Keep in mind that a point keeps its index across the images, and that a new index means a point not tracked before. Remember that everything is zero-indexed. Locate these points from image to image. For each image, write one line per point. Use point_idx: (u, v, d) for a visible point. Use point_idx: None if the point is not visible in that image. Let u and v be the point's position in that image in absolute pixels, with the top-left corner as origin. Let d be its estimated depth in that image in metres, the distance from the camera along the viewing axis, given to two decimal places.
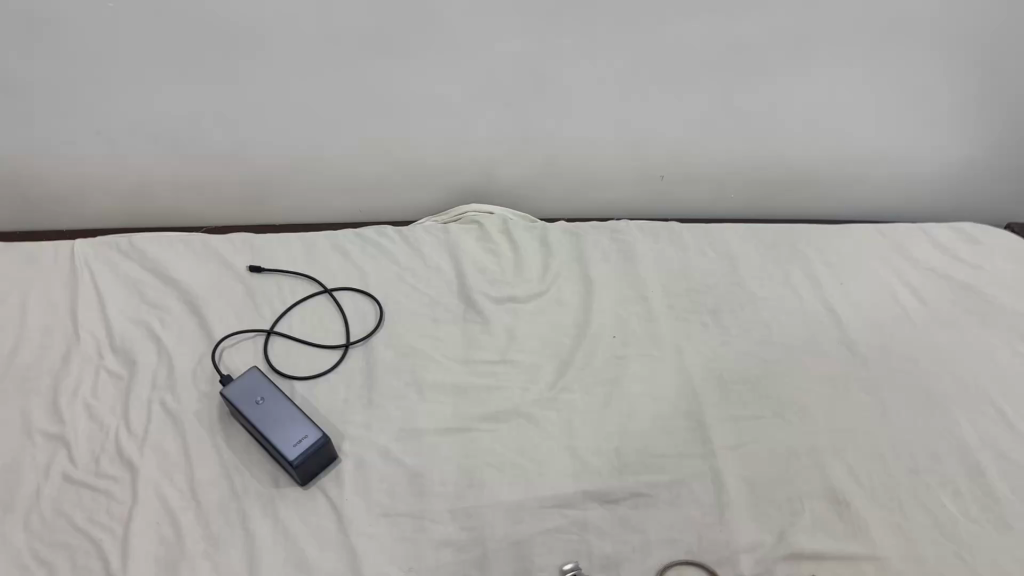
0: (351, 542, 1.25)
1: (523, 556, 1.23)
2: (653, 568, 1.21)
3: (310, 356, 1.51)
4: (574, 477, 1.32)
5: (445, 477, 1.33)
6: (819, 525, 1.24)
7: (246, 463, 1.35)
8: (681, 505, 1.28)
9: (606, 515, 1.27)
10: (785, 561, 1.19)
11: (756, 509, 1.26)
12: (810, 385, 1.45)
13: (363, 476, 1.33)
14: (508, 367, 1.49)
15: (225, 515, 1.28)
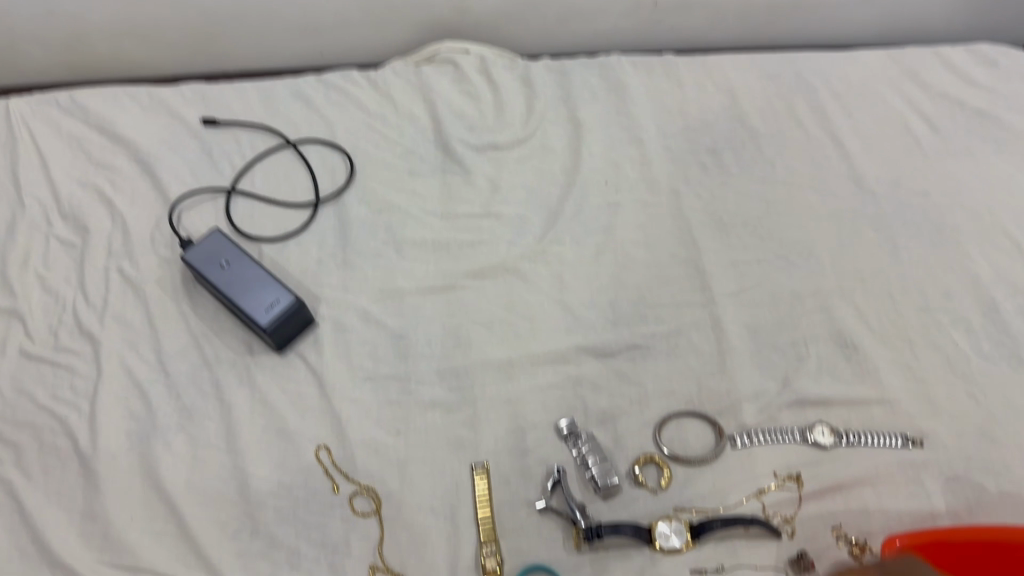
0: (335, 407, 1.18)
1: (516, 414, 1.18)
2: (652, 421, 1.15)
3: (277, 216, 1.39)
4: (567, 333, 1.25)
5: (430, 338, 1.25)
6: (825, 370, 1.19)
7: (216, 331, 1.26)
8: (681, 356, 1.21)
9: (602, 369, 1.21)
10: (789, 408, 1.14)
11: (760, 356, 1.20)
12: (817, 226, 1.36)
13: (343, 340, 1.25)
14: (493, 220, 1.38)
15: (198, 387, 1.21)
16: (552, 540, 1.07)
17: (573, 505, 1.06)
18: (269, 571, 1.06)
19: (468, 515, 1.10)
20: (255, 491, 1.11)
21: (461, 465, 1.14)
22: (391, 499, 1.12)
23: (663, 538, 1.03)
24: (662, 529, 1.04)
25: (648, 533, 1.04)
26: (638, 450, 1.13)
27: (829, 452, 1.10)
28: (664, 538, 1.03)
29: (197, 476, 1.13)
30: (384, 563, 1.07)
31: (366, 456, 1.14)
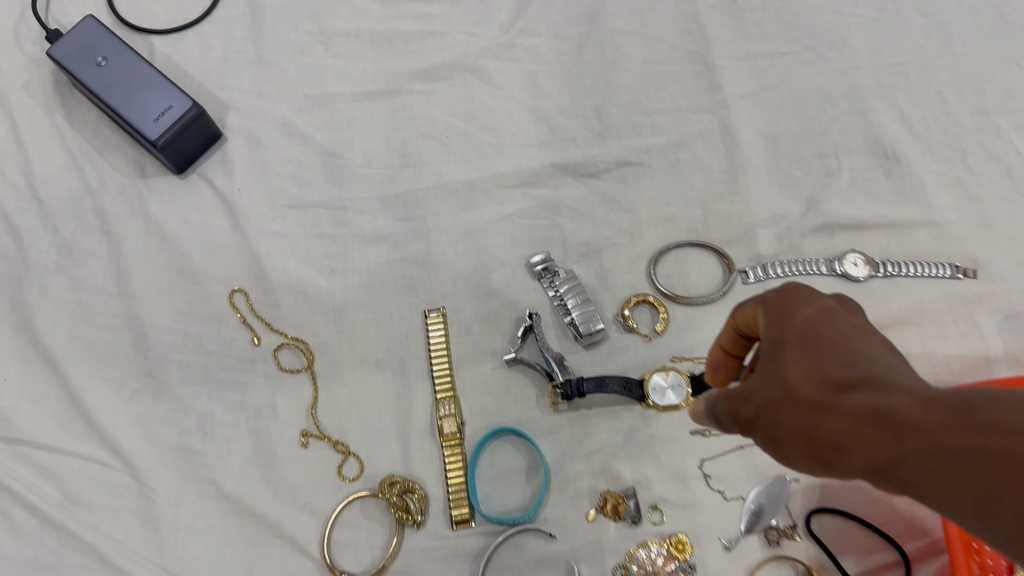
0: (253, 242, 0.96)
1: (478, 249, 0.95)
2: (646, 254, 0.93)
3: (170, 3, 1.08)
4: (542, 147, 1.00)
5: (369, 154, 1.00)
6: (858, 188, 0.97)
7: (99, 149, 1.01)
8: (683, 173, 0.97)
9: (584, 192, 0.97)
10: (814, 234, 0.94)
11: (780, 172, 0.97)
12: (853, 9, 1.08)
13: (260, 159, 1.00)
14: (447, 5, 1.08)
15: (79, 219, 0.97)
16: (523, 397, 0.88)
17: (549, 355, 0.87)
18: (176, 440, 0.87)
19: (420, 370, 0.90)
20: (155, 345, 0.91)
21: (411, 311, 0.93)
22: (326, 353, 0.91)
23: (658, 394, 0.84)
24: (658, 383, 0.85)
25: (641, 387, 0.85)
26: (628, 290, 0.92)
27: (860, 285, 0.91)
28: (660, 394, 0.84)
29: (84, 328, 0.92)
30: (318, 428, 0.88)
31: (293, 301, 0.93)
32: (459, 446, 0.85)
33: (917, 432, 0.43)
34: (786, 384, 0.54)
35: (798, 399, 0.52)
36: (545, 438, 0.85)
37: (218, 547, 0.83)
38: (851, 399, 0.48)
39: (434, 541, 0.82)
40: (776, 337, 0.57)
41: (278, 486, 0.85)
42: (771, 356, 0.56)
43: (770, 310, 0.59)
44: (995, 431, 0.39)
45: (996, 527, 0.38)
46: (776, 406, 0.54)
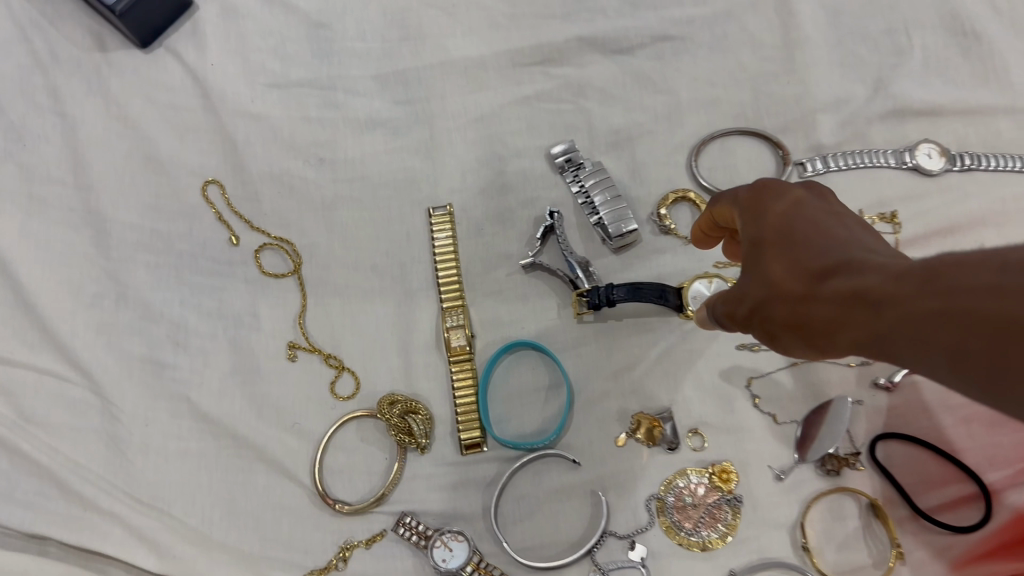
0: (229, 127, 0.82)
1: (491, 138, 0.82)
2: (686, 144, 0.80)
3: None
4: (564, 18, 0.85)
5: (362, 26, 0.86)
6: (933, 68, 0.83)
7: (48, 16, 0.86)
8: (730, 50, 0.83)
9: (614, 71, 0.83)
10: (882, 121, 0.81)
11: (843, 50, 0.83)
12: None
13: (236, 31, 0.86)
14: None
15: (26, 97, 0.83)
16: (542, 306, 0.76)
17: (573, 259, 0.75)
18: (145, 352, 0.76)
19: (424, 276, 0.78)
20: (118, 244, 0.79)
21: (414, 207, 0.80)
22: (316, 255, 0.79)
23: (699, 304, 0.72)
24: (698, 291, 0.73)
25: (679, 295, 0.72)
26: (664, 185, 0.79)
27: (933, 179, 0.78)
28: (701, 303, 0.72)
29: (34, 222, 0.78)
30: (307, 340, 0.76)
31: (277, 195, 0.81)
32: (468, 361, 0.74)
33: (891, 305, 0.38)
34: (771, 281, 0.49)
35: (783, 293, 0.48)
36: (568, 353, 0.74)
37: (195, 472, 0.72)
38: (830, 284, 0.44)
39: (440, 468, 0.72)
40: (755, 238, 0.52)
41: (261, 405, 0.74)
42: (752, 256, 0.51)
43: (746, 213, 0.54)
44: (959, 290, 0.34)
45: (976, 386, 0.34)
46: (766, 306, 0.49)
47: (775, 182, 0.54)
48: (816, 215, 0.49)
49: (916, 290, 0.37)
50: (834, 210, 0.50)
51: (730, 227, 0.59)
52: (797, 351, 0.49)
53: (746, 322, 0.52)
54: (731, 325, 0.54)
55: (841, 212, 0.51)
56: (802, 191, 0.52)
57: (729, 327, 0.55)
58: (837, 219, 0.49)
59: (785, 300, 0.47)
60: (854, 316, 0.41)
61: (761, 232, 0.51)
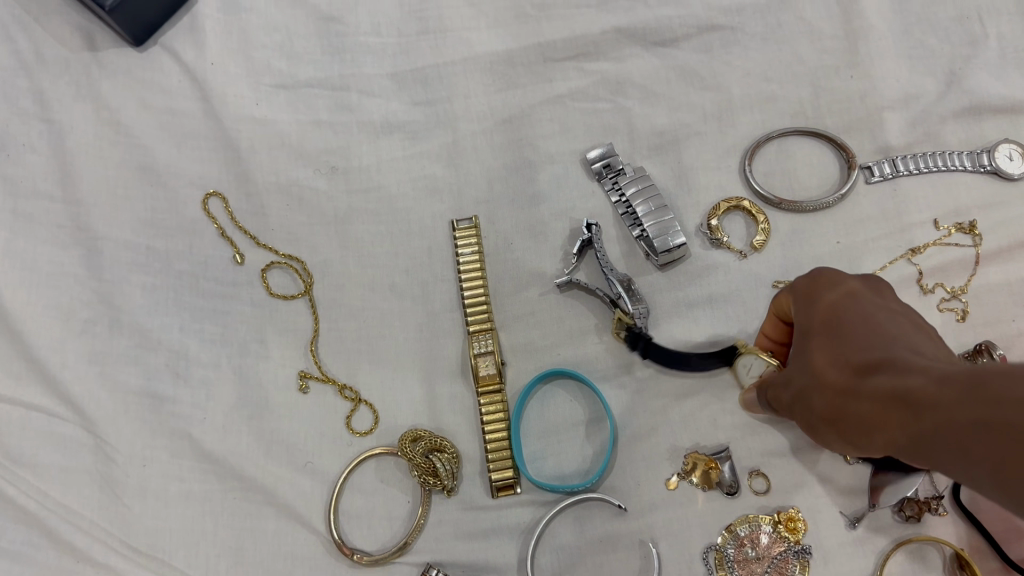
0: (231, 134, 0.75)
1: (519, 141, 0.74)
2: (737, 147, 0.72)
3: None
4: (600, 7, 0.77)
5: (376, 20, 0.78)
6: (1013, 59, 0.75)
7: (33, 13, 0.78)
8: (785, 41, 0.75)
9: (657, 66, 0.75)
10: (957, 120, 0.73)
11: (910, 40, 0.75)
12: None
13: (238, 26, 0.78)
14: None
15: (10, 102, 0.75)
16: (580, 330, 0.69)
17: (614, 277, 0.67)
18: (141, 384, 0.68)
19: (447, 297, 0.71)
20: (111, 265, 0.71)
21: (436, 220, 0.73)
22: (328, 274, 0.72)
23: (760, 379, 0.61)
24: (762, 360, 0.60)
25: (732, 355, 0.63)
26: (714, 193, 0.71)
27: (1015, 184, 0.70)
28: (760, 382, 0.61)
29: (20, 241, 0.71)
30: (321, 368, 0.69)
31: (285, 208, 0.73)
32: (498, 393, 0.67)
33: (929, 409, 0.35)
34: (812, 369, 0.46)
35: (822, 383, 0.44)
36: (610, 383, 0.67)
37: (197, 518, 0.65)
38: (869, 378, 0.41)
39: (469, 512, 0.65)
40: (802, 325, 0.49)
41: (270, 442, 0.67)
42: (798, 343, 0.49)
43: (797, 297, 0.51)
44: (1006, 401, 0.32)
45: (1018, 499, 0.31)
46: (807, 395, 0.46)
47: (831, 271, 0.51)
48: (871, 307, 0.46)
49: (958, 397, 0.34)
50: (889, 304, 0.47)
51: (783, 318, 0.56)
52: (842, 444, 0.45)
53: (793, 408, 0.49)
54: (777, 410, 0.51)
55: (896, 307, 0.47)
56: (859, 282, 0.49)
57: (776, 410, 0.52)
58: (892, 313, 0.45)
59: (824, 390, 0.44)
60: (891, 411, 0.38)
61: (807, 319, 0.48)
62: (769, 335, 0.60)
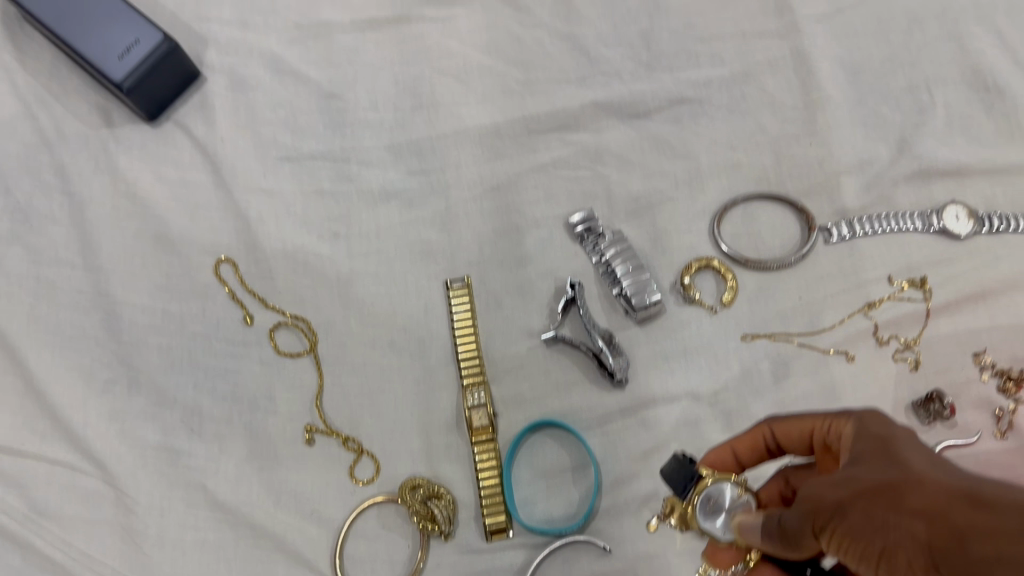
0: (240, 203, 0.81)
1: (508, 207, 0.81)
2: (707, 210, 0.79)
3: None
4: (579, 84, 0.84)
5: (375, 96, 0.85)
6: (957, 127, 0.82)
7: (56, 94, 0.85)
8: (750, 112, 0.82)
9: (632, 136, 0.82)
10: (908, 183, 0.79)
11: (864, 110, 0.82)
12: None
13: (246, 103, 0.84)
14: None
15: (35, 178, 0.82)
16: (566, 383, 0.74)
17: (596, 332, 0.73)
18: (158, 440, 0.74)
19: (443, 353, 0.77)
20: (129, 327, 0.77)
21: (431, 281, 0.79)
22: (331, 333, 0.77)
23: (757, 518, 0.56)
24: (744, 498, 0.56)
25: (693, 483, 0.57)
26: (687, 253, 0.77)
27: (962, 243, 0.77)
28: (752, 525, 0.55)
29: (45, 308, 0.77)
30: (325, 422, 0.74)
31: (291, 271, 0.79)
32: (491, 442, 0.72)
33: None
34: (905, 470, 0.45)
35: (921, 483, 0.43)
36: (594, 432, 0.72)
37: (212, 564, 0.70)
38: (992, 494, 0.40)
39: (465, 555, 0.70)
40: (880, 439, 0.50)
41: (279, 492, 0.72)
42: (869, 454, 0.49)
43: (862, 422, 0.53)
44: None
45: None
46: (885, 491, 0.44)
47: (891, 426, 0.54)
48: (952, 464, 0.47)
49: None
50: None
51: (789, 443, 0.60)
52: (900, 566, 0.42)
53: (830, 507, 0.46)
54: (803, 516, 0.48)
55: None
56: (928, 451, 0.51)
57: (792, 513, 0.49)
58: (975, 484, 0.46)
59: (925, 492, 0.42)
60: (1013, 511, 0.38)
61: (886, 438, 0.50)
62: (738, 453, 0.61)
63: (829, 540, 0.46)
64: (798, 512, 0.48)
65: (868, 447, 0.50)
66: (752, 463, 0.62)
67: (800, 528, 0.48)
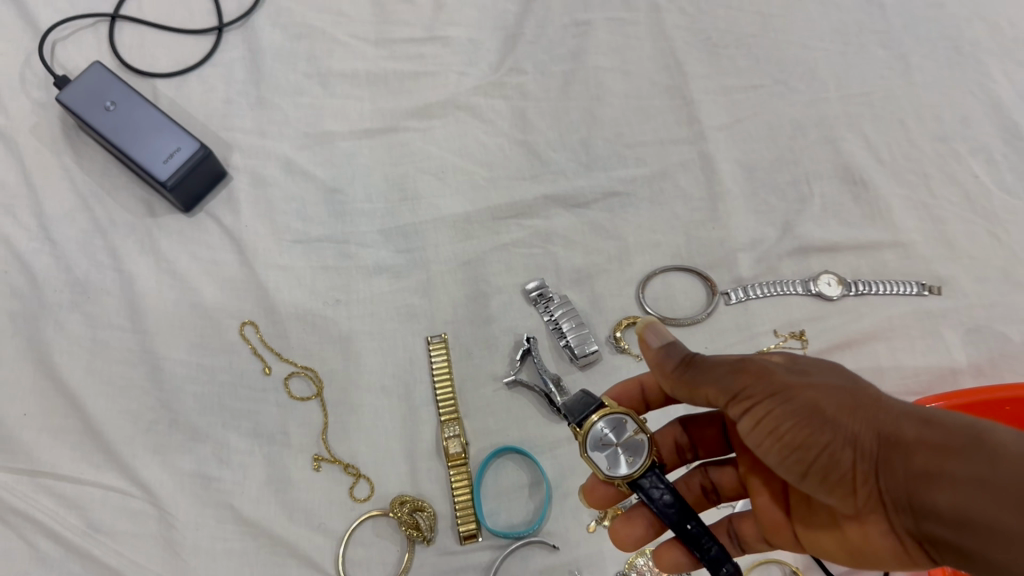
0: (260, 277, 1.00)
1: (477, 278, 1.01)
2: (635, 278, 1.00)
3: (171, 47, 1.14)
4: (533, 180, 1.06)
5: (370, 190, 1.06)
6: (831, 212, 1.04)
7: (109, 190, 1.05)
8: (666, 202, 1.04)
9: (575, 221, 1.03)
10: (791, 257, 1.01)
11: (757, 199, 1.04)
12: (818, 43, 1.16)
13: (265, 197, 1.05)
14: (438, 45, 1.14)
15: (90, 258, 1.00)
16: (523, 417, 0.93)
17: (547, 376, 0.92)
18: (194, 468, 0.91)
19: (425, 394, 0.95)
20: (170, 377, 0.94)
21: (415, 337, 0.98)
22: (334, 380, 0.96)
23: (641, 456, 0.72)
24: (638, 437, 0.72)
25: (588, 421, 0.74)
26: (618, 313, 0.98)
27: (833, 303, 0.98)
28: (637, 461, 0.72)
29: (100, 362, 0.95)
30: (329, 452, 0.92)
31: (302, 331, 0.98)
32: (463, 465, 0.90)
33: (1000, 444, 0.52)
34: (851, 383, 0.63)
35: (866, 396, 0.61)
36: (546, 455, 0.91)
37: (238, 568, 0.87)
38: (921, 418, 0.58)
39: (444, 556, 0.88)
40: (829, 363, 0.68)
41: (293, 509, 0.89)
42: (817, 368, 0.66)
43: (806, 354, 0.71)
44: None
45: None
46: (833, 394, 0.62)
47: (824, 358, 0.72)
48: None
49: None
50: None
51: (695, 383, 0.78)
52: (831, 448, 0.60)
53: (774, 391, 0.63)
54: (745, 392, 0.64)
55: None
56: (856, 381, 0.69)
57: (729, 378, 0.65)
58: None
59: (869, 403, 0.61)
60: (946, 431, 0.56)
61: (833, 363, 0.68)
62: (644, 385, 0.81)
63: (755, 412, 0.63)
64: (734, 382, 0.65)
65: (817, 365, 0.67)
66: (654, 401, 0.82)
67: (731, 390, 0.65)
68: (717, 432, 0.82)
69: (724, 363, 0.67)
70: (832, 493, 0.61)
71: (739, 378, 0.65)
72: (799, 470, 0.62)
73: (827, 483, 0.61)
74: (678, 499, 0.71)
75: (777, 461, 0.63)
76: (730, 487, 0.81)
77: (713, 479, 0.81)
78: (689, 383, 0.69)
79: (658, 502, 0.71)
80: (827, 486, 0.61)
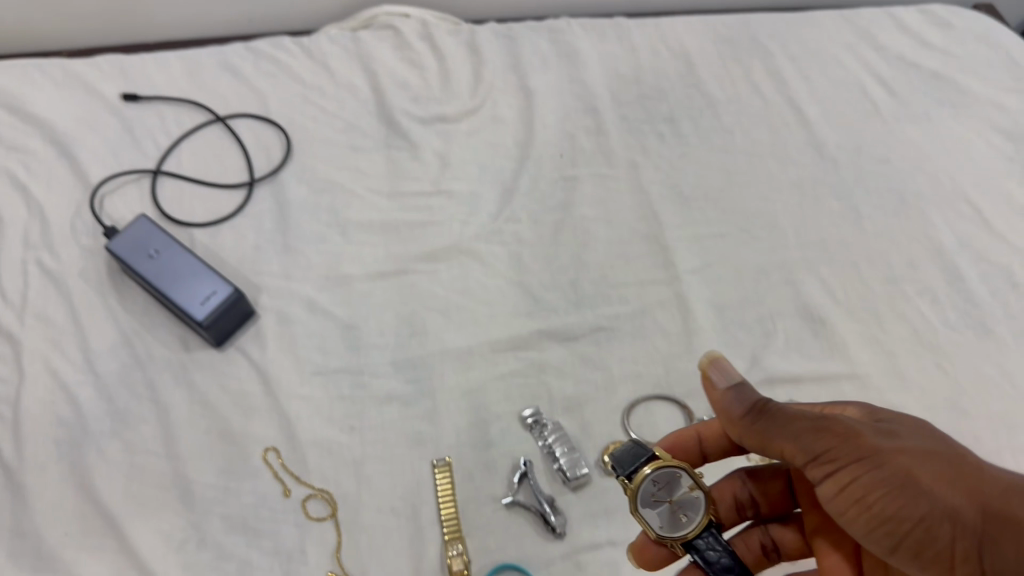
0: (283, 406, 1.11)
1: (478, 407, 1.12)
2: (620, 406, 1.11)
3: (206, 199, 1.29)
4: (528, 317, 1.19)
5: (382, 327, 1.18)
6: (794, 345, 1.17)
7: (149, 328, 1.17)
8: (647, 337, 1.17)
9: (567, 354, 1.15)
10: (759, 386, 1.12)
11: (727, 334, 1.17)
12: (778, 195, 1.32)
13: (289, 334, 1.17)
14: (444, 198, 1.30)
15: (131, 388, 1.12)
16: (521, 535, 1.02)
17: (542, 497, 1.03)
18: None
19: (431, 515, 1.04)
20: (198, 500, 1.04)
21: (422, 461, 1.08)
22: (348, 501, 1.05)
23: (698, 512, 0.85)
24: (694, 493, 0.85)
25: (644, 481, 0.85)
26: (606, 439, 1.09)
27: None
28: (693, 518, 0.85)
29: (135, 485, 1.04)
30: (343, 569, 1.00)
31: (320, 456, 1.08)
32: None
33: None
34: (937, 451, 0.75)
35: (957, 469, 0.73)
36: (543, 571, 0.99)
37: None
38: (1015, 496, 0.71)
39: None
40: (905, 423, 0.79)
41: None
42: (898, 430, 0.78)
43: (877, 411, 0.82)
44: None
45: None
46: (921, 464, 0.73)
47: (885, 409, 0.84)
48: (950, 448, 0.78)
49: None
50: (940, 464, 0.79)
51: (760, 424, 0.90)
52: (930, 524, 0.71)
53: (866, 460, 0.74)
54: (838, 459, 0.75)
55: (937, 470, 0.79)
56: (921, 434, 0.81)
57: (813, 442, 0.77)
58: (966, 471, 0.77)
59: (958, 476, 0.72)
60: None
61: (910, 422, 0.79)
62: (702, 436, 0.94)
63: (846, 475, 0.74)
64: (817, 444, 0.76)
65: (895, 425, 0.79)
66: (713, 452, 0.95)
67: (816, 453, 0.76)
68: (781, 485, 0.93)
69: (802, 425, 0.78)
70: (923, 563, 0.72)
71: (822, 440, 0.76)
72: (890, 542, 0.73)
73: (916, 549, 0.72)
74: (734, 562, 0.84)
75: (861, 527, 0.75)
76: (787, 540, 0.92)
77: (773, 536, 0.93)
78: (762, 434, 0.81)
79: (714, 563, 0.84)
80: (922, 557, 0.72)
